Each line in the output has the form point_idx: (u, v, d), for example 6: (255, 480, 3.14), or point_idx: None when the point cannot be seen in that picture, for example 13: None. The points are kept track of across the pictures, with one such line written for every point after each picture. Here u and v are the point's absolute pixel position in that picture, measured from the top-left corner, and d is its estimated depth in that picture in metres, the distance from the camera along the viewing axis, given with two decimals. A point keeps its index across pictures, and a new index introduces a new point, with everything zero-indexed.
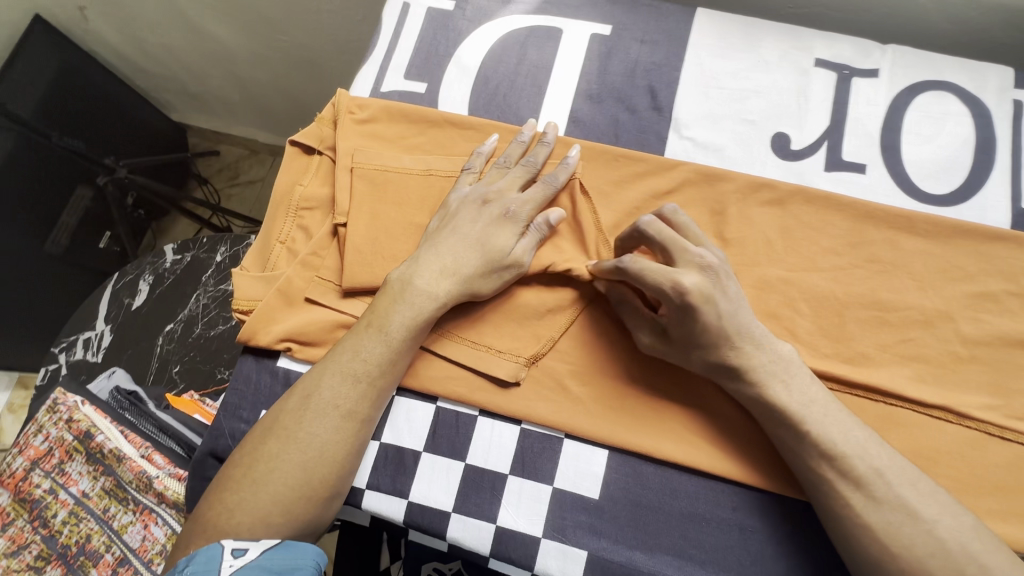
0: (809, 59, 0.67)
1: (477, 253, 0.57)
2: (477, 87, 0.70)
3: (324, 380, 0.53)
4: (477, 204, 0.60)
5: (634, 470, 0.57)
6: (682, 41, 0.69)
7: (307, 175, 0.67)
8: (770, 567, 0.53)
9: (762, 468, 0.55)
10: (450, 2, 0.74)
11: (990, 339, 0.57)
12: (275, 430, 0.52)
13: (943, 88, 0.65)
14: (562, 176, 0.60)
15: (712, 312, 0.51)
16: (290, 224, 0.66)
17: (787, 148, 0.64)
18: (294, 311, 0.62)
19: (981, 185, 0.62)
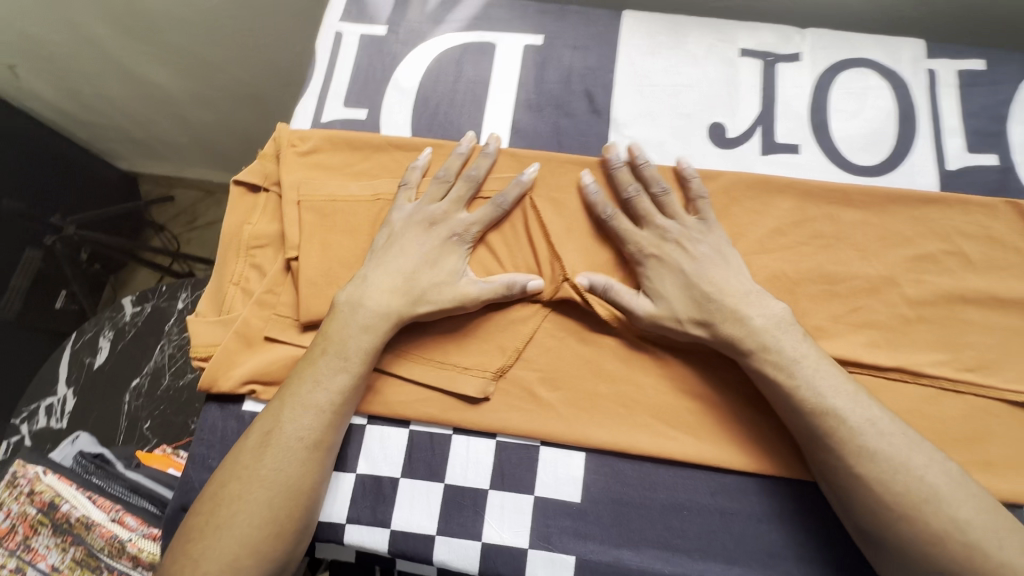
0: (735, 50, 0.70)
1: (428, 275, 0.58)
2: (417, 108, 0.70)
3: (283, 414, 0.53)
4: (422, 224, 0.60)
5: (612, 469, 0.57)
6: (613, 43, 0.71)
7: (255, 214, 0.66)
8: (754, 546, 0.54)
9: (734, 451, 0.56)
10: (382, 27, 0.74)
11: (934, 298, 0.59)
12: (240, 469, 0.51)
13: (862, 65, 0.68)
14: (512, 195, 0.61)
15: (670, 265, 0.58)
16: (242, 264, 0.65)
17: (724, 137, 0.66)
18: (254, 352, 0.61)
19: (908, 152, 0.65)
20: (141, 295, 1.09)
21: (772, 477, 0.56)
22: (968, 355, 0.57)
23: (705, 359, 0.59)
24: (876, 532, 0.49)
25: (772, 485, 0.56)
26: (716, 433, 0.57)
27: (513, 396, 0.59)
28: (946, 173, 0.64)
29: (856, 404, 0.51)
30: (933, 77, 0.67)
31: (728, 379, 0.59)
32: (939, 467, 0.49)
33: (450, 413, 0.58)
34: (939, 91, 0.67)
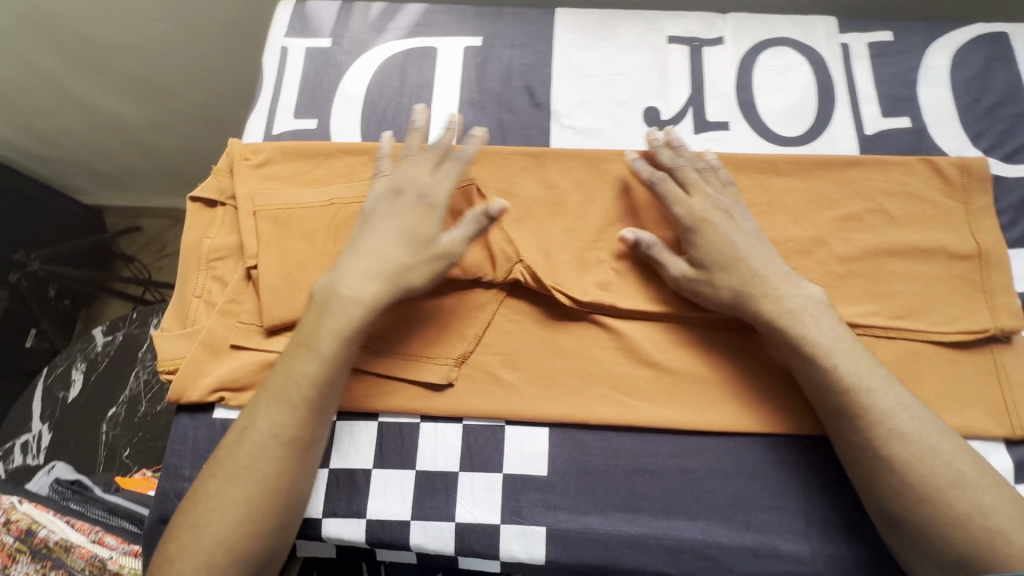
0: (662, 38, 0.74)
1: (403, 246, 0.58)
2: (366, 114, 0.73)
3: (258, 410, 0.54)
4: (392, 197, 0.61)
5: (575, 441, 0.60)
6: (548, 40, 0.75)
7: (213, 228, 0.68)
8: (714, 501, 0.57)
9: (690, 412, 0.59)
10: (326, 40, 0.77)
11: (861, 254, 0.63)
12: (215, 469, 0.53)
13: (782, 44, 0.73)
14: (469, 150, 0.62)
15: (714, 234, 0.59)
16: (204, 277, 0.67)
17: (658, 119, 0.70)
18: (220, 361, 0.62)
19: (828, 122, 0.70)
20: (112, 324, 1.10)
21: (726, 432, 0.59)
22: (897, 303, 0.61)
23: (656, 328, 0.62)
24: (899, 514, 0.51)
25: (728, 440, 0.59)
26: (670, 396, 0.60)
27: (476, 380, 0.61)
28: (864, 138, 0.69)
29: (889, 389, 0.54)
30: (847, 50, 0.73)
31: (679, 345, 0.62)
32: (964, 455, 0.52)
33: (416, 401, 0.60)
34: (853, 63, 0.72)
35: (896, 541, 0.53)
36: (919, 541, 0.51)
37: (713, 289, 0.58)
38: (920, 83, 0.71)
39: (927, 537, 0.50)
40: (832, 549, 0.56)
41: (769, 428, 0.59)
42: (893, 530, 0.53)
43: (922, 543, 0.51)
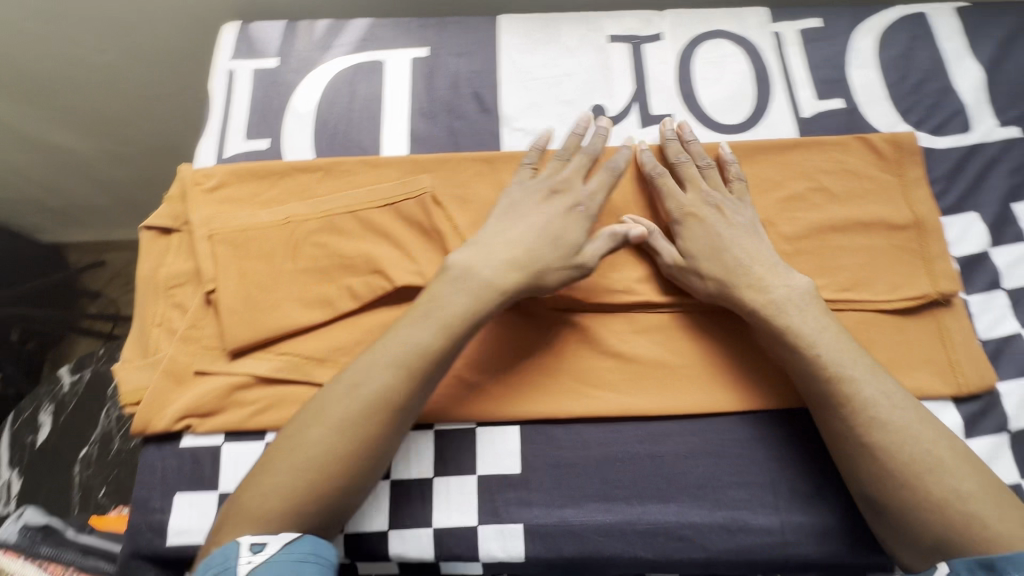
0: (604, 38, 0.77)
1: (550, 246, 0.59)
2: (318, 131, 0.73)
3: (370, 369, 0.53)
4: (546, 194, 0.62)
5: (546, 436, 0.60)
6: (494, 46, 0.77)
7: (170, 256, 0.68)
8: (685, 483, 0.59)
9: (670, 397, 0.61)
10: (272, 59, 0.77)
11: (807, 231, 0.66)
12: (297, 427, 0.53)
13: (718, 37, 0.77)
14: (622, 159, 0.65)
15: (700, 227, 0.62)
16: (164, 305, 0.66)
17: (604, 117, 0.72)
18: (185, 388, 0.62)
19: (767, 108, 0.73)
20: (77, 363, 1.07)
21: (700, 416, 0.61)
22: (843, 276, 0.64)
23: (616, 320, 0.64)
24: (879, 497, 0.53)
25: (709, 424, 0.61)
26: (644, 384, 0.61)
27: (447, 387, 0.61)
28: (802, 121, 0.72)
29: (876, 380, 0.55)
30: (780, 38, 0.77)
31: (643, 335, 0.64)
32: (946, 443, 0.53)
33: None
34: (786, 51, 0.76)
35: (882, 527, 0.54)
36: (901, 527, 0.52)
37: (699, 278, 0.61)
38: (846, 68, 0.76)
39: (905, 524, 0.52)
40: (801, 518, 0.57)
41: (731, 407, 0.60)
42: (880, 517, 0.54)
43: (904, 530, 0.52)
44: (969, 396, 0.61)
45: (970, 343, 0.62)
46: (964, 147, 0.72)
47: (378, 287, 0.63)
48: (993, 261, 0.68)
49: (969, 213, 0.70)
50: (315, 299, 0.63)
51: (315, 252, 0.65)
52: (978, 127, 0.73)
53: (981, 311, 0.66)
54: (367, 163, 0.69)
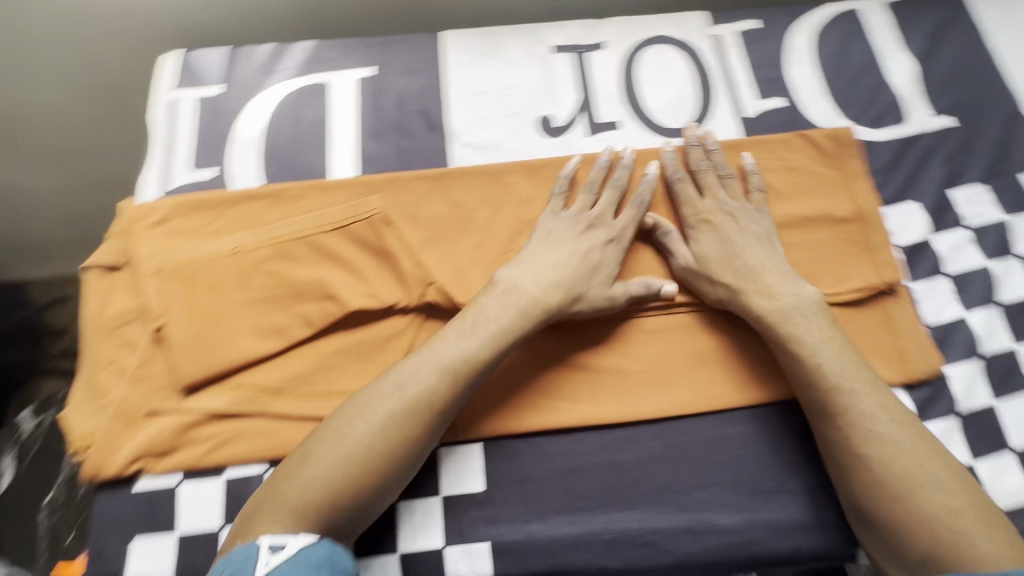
0: (689, 41, 0.79)
1: (770, 268, 0.65)
2: (389, 135, 0.76)
3: (476, 341, 0.60)
4: (730, 219, 0.68)
5: (631, 431, 0.64)
6: (579, 52, 0.79)
7: (254, 258, 0.69)
8: (762, 472, 0.63)
9: (837, 391, 0.58)
10: (371, 68, 0.79)
11: (878, 232, 0.68)
12: (440, 398, 0.57)
13: (790, 38, 0.79)
14: (758, 182, 0.70)
15: (763, 225, 0.68)
16: (252, 305, 0.67)
17: (697, 118, 0.76)
18: (274, 381, 0.64)
19: (841, 108, 0.76)
20: (39, 406, 0.97)
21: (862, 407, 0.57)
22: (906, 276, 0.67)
23: (688, 322, 0.68)
24: (912, 521, 0.53)
25: (864, 418, 0.57)
26: (797, 375, 0.60)
27: (545, 385, 0.65)
28: (876, 119, 0.75)
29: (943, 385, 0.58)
30: (851, 39, 0.79)
31: (718, 336, 0.67)
32: (943, 474, 0.55)
33: (487, 413, 0.64)
34: (856, 53, 0.79)
35: (867, 541, 0.57)
36: (886, 545, 0.55)
37: (709, 283, 0.66)
38: (915, 72, 0.77)
39: (903, 551, 0.54)
40: None
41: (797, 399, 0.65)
42: (871, 531, 0.56)
43: (884, 547, 0.55)
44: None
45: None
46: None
47: (469, 287, 0.67)
48: None
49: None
50: (417, 298, 0.66)
51: (414, 255, 0.68)
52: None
53: None
54: (461, 171, 0.73)
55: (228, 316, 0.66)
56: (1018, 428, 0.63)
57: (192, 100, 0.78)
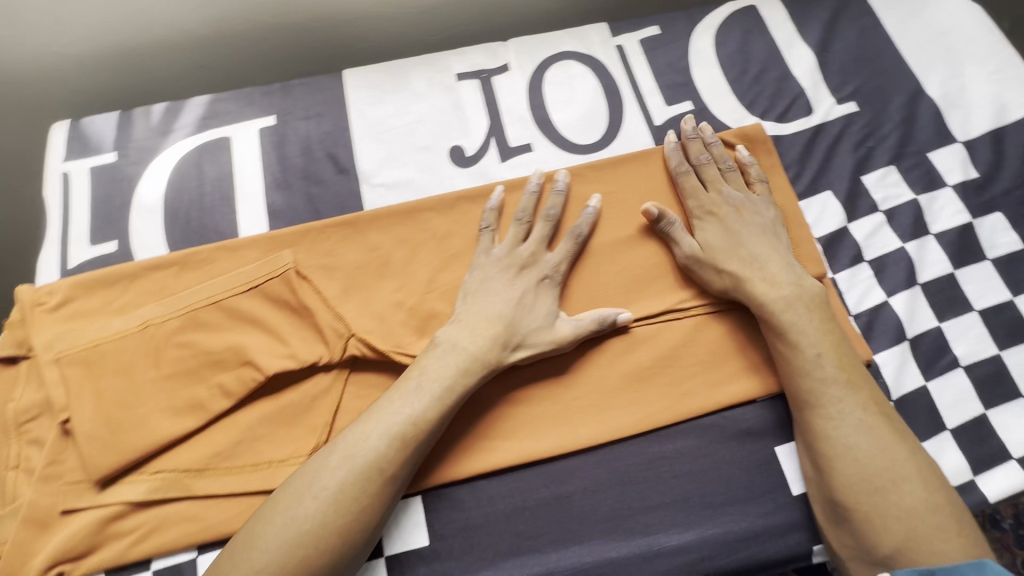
0: (589, 56, 0.79)
1: (765, 254, 0.64)
2: (302, 184, 0.73)
3: (434, 393, 0.57)
4: (733, 206, 0.67)
5: (577, 460, 0.62)
6: (481, 77, 0.78)
7: (160, 331, 0.64)
8: (712, 484, 0.61)
9: (834, 386, 0.58)
10: (271, 117, 0.77)
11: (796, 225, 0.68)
12: (394, 466, 0.55)
13: (692, 41, 0.79)
14: (755, 171, 0.69)
15: (769, 215, 0.67)
16: (163, 381, 0.63)
17: (604, 133, 0.75)
18: (198, 461, 0.61)
19: (746, 106, 0.76)
20: None
21: (826, 410, 0.57)
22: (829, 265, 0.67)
23: (628, 339, 0.65)
24: (876, 524, 0.53)
25: (856, 411, 0.57)
26: (791, 373, 0.60)
27: (481, 427, 0.62)
28: (783, 113, 0.75)
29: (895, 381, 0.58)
30: (751, 35, 0.79)
31: (651, 352, 0.65)
32: (907, 476, 0.54)
33: (425, 466, 0.61)
34: (757, 47, 0.79)
35: (834, 537, 0.57)
36: (857, 541, 0.55)
37: (715, 273, 0.64)
38: (818, 59, 0.78)
39: (874, 549, 0.53)
40: None
41: (740, 401, 0.63)
42: (846, 527, 0.55)
43: (855, 545, 0.55)
44: (960, 367, 0.65)
45: (951, 315, 0.66)
46: (940, 121, 0.74)
47: (391, 334, 0.65)
48: (977, 231, 0.69)
49: (948, 189, 0.71)
50: (339, 351, 0.63)
51: (332, 306, 0.65)
52: (950, 99, 0.75)
53: (973, 282, 0.68)
54: (373, 213, 0.70)
55: (138, 398, 0.62)
56: (953, 407, 0.63)
57: (86, 171, 0.74)
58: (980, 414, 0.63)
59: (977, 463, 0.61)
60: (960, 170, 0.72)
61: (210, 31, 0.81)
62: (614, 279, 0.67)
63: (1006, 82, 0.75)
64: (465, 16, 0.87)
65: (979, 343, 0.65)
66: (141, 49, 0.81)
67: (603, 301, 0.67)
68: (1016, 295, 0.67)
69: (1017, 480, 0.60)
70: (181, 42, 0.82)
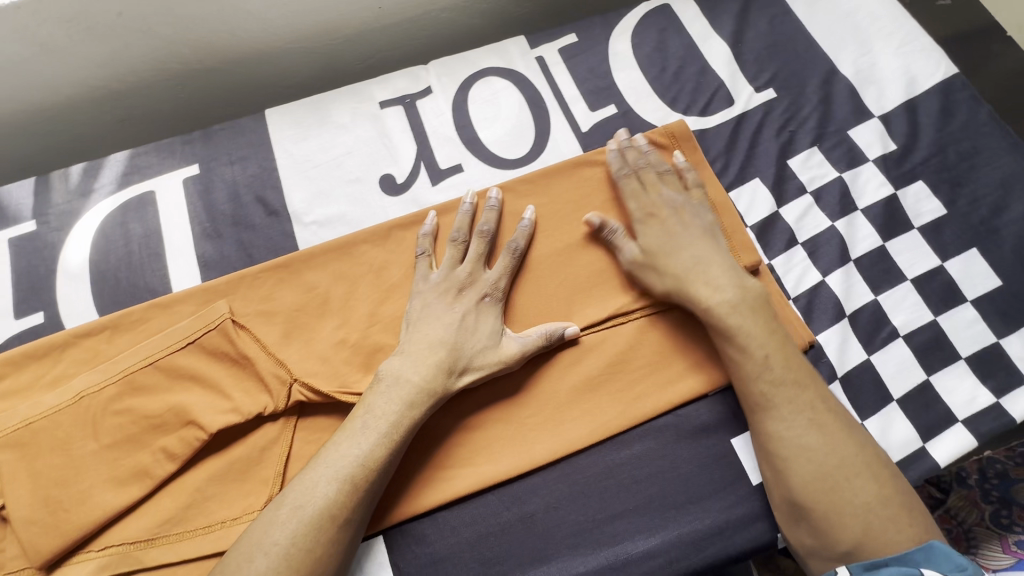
0: (510, 70, 0.79)
1: (705, 255, 0.63)
2: (233, 230, 0.72)
3: (385, 431, 0.56)
4: (672, 208, 0.67)
5: (539, 480, 0.61)
6: (405, 103, 0.77)
7: (91, 401, 0.62)
8: (672, 485, 0.61)
9: (777, 394, 0.58)
10: (194, 165, 0.75)
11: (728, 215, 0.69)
12: (346, 511, 0.54)
13: (610, 45, 0.80)
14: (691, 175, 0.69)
15: (707, 218, 0.67)
16: (101, 453, 0.60)
17: (532, 146, 0.75)
18: (146, 531, 0.59)
19: (669, 104, 0.77)
20: None
21: (773, 412, 0.58)
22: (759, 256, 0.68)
23: (576, 349, 0.65)
24: (833, 513, 0.54)
25: (803, 412, 0.57)
26: (742, 377, 0.60)
27: (436, 457, 0.61)
28: (704, 107, 0.76)
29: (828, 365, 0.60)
30: (667, 33, 0.80)
31: (601, 358, 0.65)
32: (858, 462, 0.56)
33: (383, 504, 0.60)
34: (674, 44, 0.80)
35: (793, 534, 0.58)
36: (815, 538, 0.55)
37: (658, 276, 0.64)
38: (733, 50, 0.79)
39: (832, 545, 0.54)
40: None
41: (691, 397, 0.64)
42: (804, 525, 0.56)
43: (813, 541, 0.56)
44: (899, 338, 0.66)
45: (886, 287, 0.68)
46: (856, 99, 0.76)
47: (336, 374, 0.64)
48: (902, 201, 0.71)
49: (870, 163, 0.73)
50: (283, 399, 0.62)
51: (272, 352, 0.64)
52: (863, 76, 0.77)
53: (903, 252, 0.69)
54: (307, 252, 0.69)
55: (78, 473, 0.60)
56: (897, 377, 0.64)
57: (6, 243, 0.72)
58: (924, 381, 0.64)
59: (924, 430, 0.63)
60: (879, 144, 0.74)
61: (125, 84, 0.80)
62: (557, 288, 0.67)
63: (912, 55, 0.77)
64: (386, 43, 0.87)
65: (915, 312, 0.67)
66: (55, 110, 0.79)
67: (548, 313, 0.66)
68: (945, 261, 0.69)
69: (963, 441, 0.62)
70: (97, 99, 0.80)
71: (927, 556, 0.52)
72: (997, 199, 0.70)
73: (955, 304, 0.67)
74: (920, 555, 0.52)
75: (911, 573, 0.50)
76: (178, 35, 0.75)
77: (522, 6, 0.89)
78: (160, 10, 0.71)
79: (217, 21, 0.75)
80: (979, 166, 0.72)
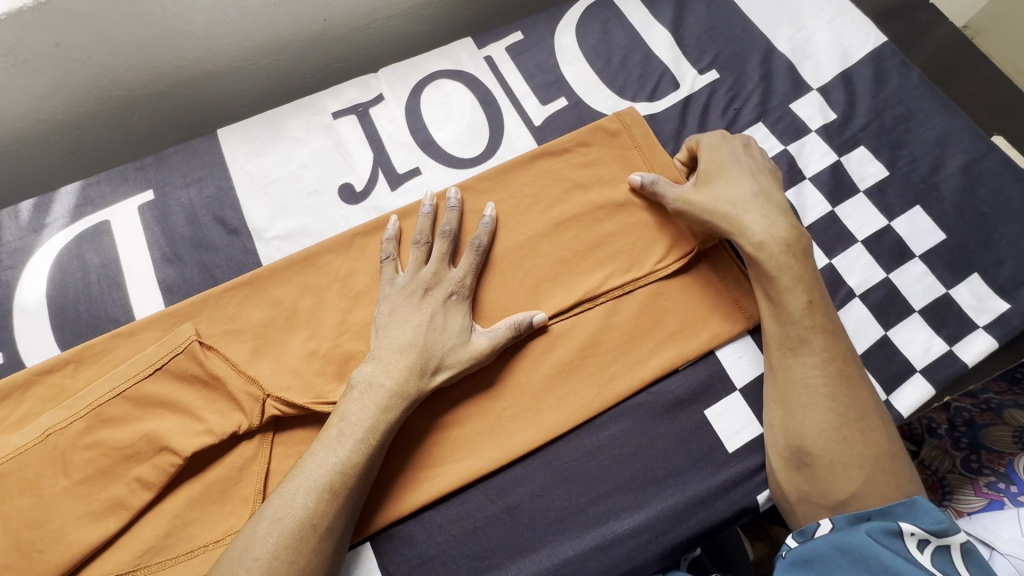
0: (460, 71, 0.80)
1: (757, 194, 0.65)
2: (194, 253, 0.71)
3: (365, 437, 0.56)
4: (736, 150, 0.68)
5: (522, 470, 0.62)
6: (358, 112, 0.78)
7: (56, 439, 0.60)
8: (652, 460, 0.62)
9: (799, 347, 0.60)
10: (149, 190, 0.74)
11: None
12: (327, 520, 0.53)
13: (554, 40, 0.82)
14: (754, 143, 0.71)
15: (767, 167, 0.68)
16: (73, 488, 0.59)
17: (487, 143, 0.76)
18: (127, 561, 0.58)
19: (617, 93, 0.79)
20: None
21: (809, 359, 0.60)
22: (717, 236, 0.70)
23: (547, 336, 0.66)
24: (828, 465, 0.57)
25: (833, 361, 0.60)
26: (786, 321, 0.61)
27: (416, 458, 0.61)
28: (651, 93, 0.78)
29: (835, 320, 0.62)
30: (610, 24, 0.82)
31: (570, 345, 0.65)
32: (852, 418, 0.58)
33: (369, 510, 0.60)
34: (616, 34, 0.82)
35: (787, 481, 0.59)
36: (812, 485, 0.58)
37: (709, 204, 0.65)
38: (674, 37, 0.82)
39: (829, 494, 0.57)
40: (760, 459, 0.63)
41: (663, 374, 0.65)
42: (805, 471, 0.58)
43: (809, 489, 0.58)
44: (856, 297, 0.68)
45: (839, 250, 0.70)
46: (795, 73, 0.79)
47: (310, 387, 0.63)
48: (846, 168, 0.74)
49: (813, 134, 0.76)
50: (257, 416, 0.61)
51: (242, 370, 0.63)
52: (799, 52, 0.80)
53: (853, 215, 0.72)
54: (270, 267, 0.68)
55: (49, 512, 0.58)
56: (857, 335, 0.67)
57: None
58: (882, 336, 0.67)
59: (886, 383, 0.65)
60: (820, 115, 0.77)
61: (72, 114, 0.79)
62: (524, 279, 0.68)
63: (844, 28, 0.81)
64: (335, 55, 0.88)
65: (868, 272, 0.69)
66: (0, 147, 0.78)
67: (516, 306, 0.67)
68: (891, 220, 0.71)
69: (923, 390, 0.65)
70: (45, 132, 0.79)
71: (908, 511, 0.54)
72: (934, 158, 0.74)
73: (904, 261, 0.70)
74: (901, 509, 0.54)
75: (892, 526, 0.52)
76: (123, 62, 0.75)
77: (467, 9, 0.91)
78: (100, 38, 0.70)
79: (163, 45, 0.75)
80: (915, 128, 0.75)
